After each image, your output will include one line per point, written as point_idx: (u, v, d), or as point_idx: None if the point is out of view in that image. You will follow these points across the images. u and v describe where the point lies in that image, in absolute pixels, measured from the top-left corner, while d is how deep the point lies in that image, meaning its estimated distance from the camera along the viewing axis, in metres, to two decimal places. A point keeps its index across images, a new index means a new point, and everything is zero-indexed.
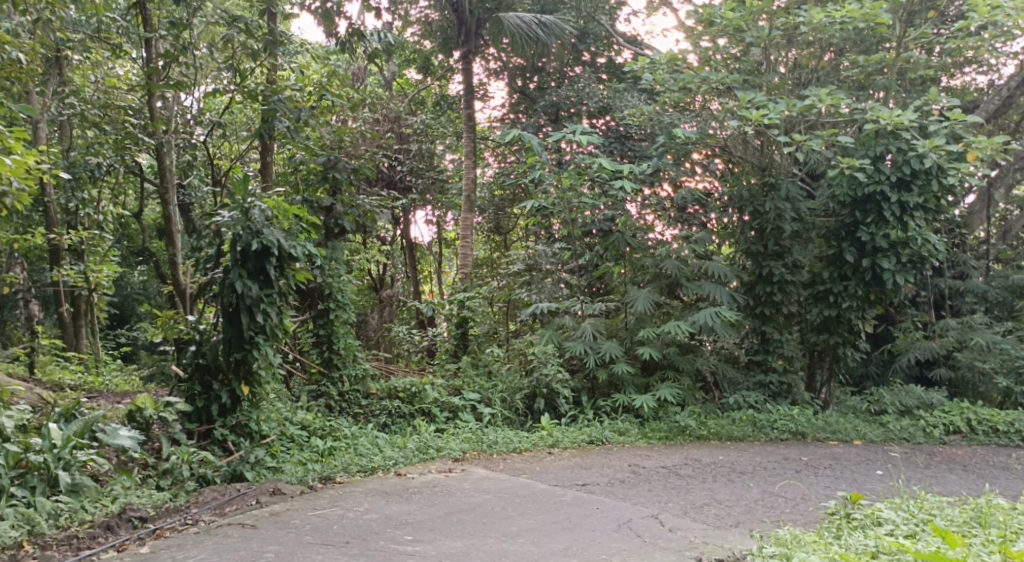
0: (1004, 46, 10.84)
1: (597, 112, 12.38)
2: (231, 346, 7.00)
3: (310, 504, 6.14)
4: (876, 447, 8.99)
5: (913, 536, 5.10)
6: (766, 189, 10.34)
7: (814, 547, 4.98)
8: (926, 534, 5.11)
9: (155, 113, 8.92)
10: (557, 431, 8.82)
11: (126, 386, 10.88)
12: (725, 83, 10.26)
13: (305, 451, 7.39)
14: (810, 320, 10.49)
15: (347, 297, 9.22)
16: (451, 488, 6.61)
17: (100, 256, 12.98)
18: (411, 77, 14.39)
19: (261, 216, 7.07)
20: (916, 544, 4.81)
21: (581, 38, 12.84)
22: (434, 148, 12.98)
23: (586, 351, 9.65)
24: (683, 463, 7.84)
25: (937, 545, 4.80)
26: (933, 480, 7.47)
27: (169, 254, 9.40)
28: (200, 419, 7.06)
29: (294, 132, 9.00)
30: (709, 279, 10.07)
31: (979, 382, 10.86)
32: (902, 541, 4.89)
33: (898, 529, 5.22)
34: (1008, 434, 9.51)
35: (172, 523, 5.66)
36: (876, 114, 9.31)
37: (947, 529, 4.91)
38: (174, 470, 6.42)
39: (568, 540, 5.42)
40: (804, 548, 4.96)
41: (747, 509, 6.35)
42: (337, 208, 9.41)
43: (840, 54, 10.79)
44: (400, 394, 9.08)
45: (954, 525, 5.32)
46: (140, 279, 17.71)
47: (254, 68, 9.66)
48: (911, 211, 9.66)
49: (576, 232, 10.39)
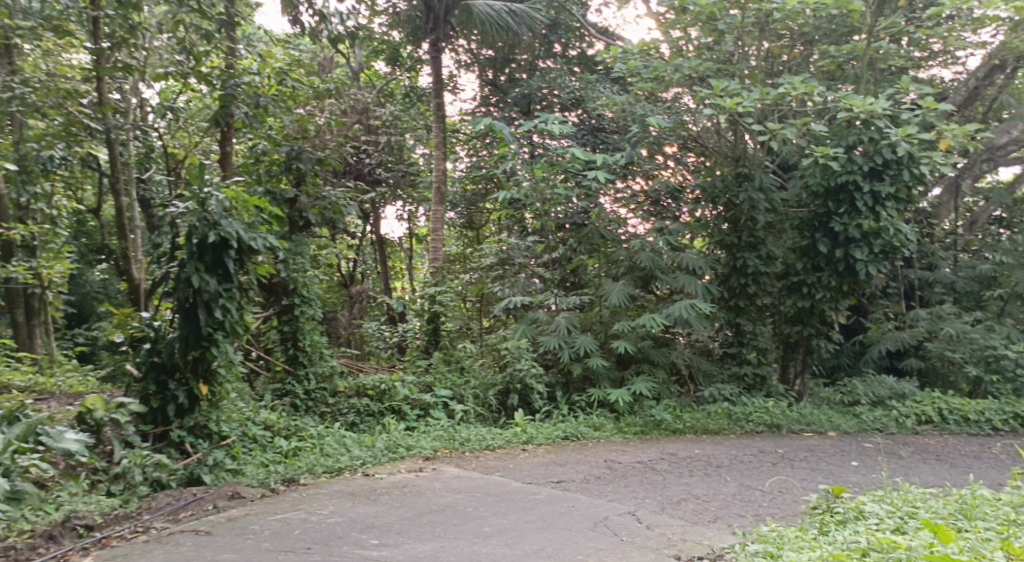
0: (974, 35, 10.74)
1: (570, 104, 12.15)
2: (188, 343, 6.70)
3: (270, 508, 5.86)
4: (851, 439, 8.89)
5: (900, 530, 4.95)
6: (739, 179, 10.20)
7: (800, 544, 4.80)
8: (913, 527, 4.97)
9: (103, 98, 8.62)
10: (530, 427, 8.59)
11: (80, 387, 10.54)
12: (698, 71, 10.08)
13: (268, 452, 7.11)
14: (783, 312, 10.38)
15: (313, 292, 8.91)
16: (420, 488, 6.37)
17: (54, 253, 12.53)
18: (379, 69, 14.06)
19: (218, 206, 6.79)
20: (905, 539, 4.66)
21: (553, 29, 12.57)
22: (404, 140, 12.64)
23: (560, 346, 9.43)
24: (659, 458, 7.66)
25: (928, 539, 4.64)
26: (911, 471, 7.36)
27: (122, 246, 9.06)
28: (155, 421, 6.80)
29: (252, 118, 8.75)
30: (684, 271, 9.94)
31: (950, 372, 10.81)
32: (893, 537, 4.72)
33: (883, 524, 5.06)
34: (979, 423, 9.48)
35: (120, 531, 5.37)
36: (849, 102, 9.19)
37: (938, 524, 4.77)
38: (126, 474, 6.16)
39: (542, 540, 5.20)
40: (791, 546, 4.77)
41: (725, 503, 6.18)
42: (302, 200, 9.21)
43: (811, 43, 10.68)
44: (369, 392, 8.82)
45: (939, 518, 5.18)
46: (100, 276, 17.20)
47: (211, 54, 9.33)
48: (883, 201, 9.57)
49: (549, 225, 10.24)
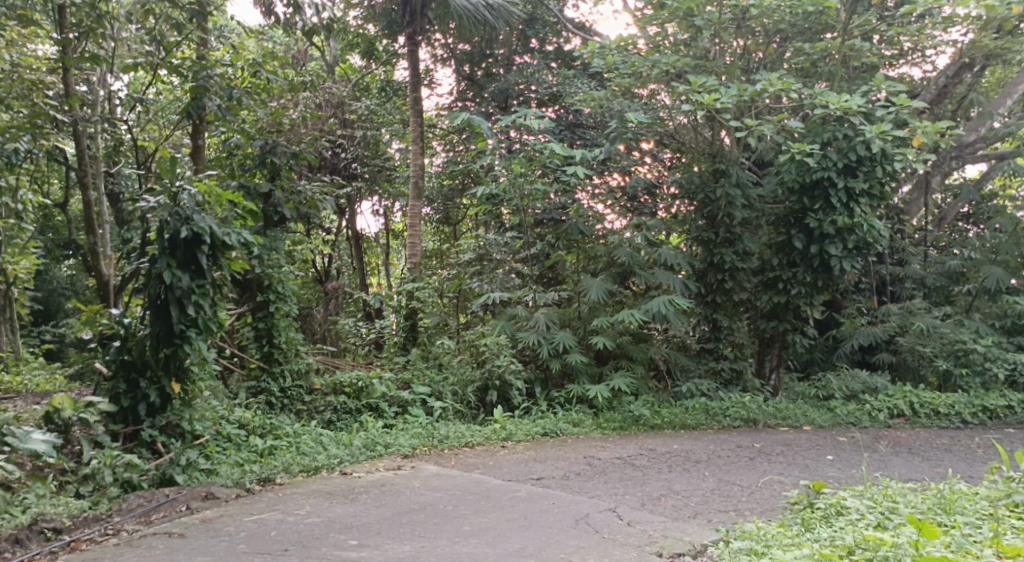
0: (944, 34, 10.82)
1: (548, 100, 12.10)
2: (160, 341, 6.59)
3: (246, 508, 5.75)
4: (826, 433, 8.95)
5: (882, 526, 4.97)
6: (716, 175, 10.18)
7: (785, 541, 4.81)
8: (894, 523, 4.99)
9: (69, 89, 8.44)
10: (509, 424, 8.55)
11: (46, 385, 10.32)
12: (676, 67, 10.04)
13: (243, 451, 6.98)
14: (759, 307, 10.43)
15: (288, 289, 8.78)
16: (398, 487, 6.29)
17: (20, 248, 12.28)
18: (353, 63, 13.89)
19: (190, 201, 6.63)
20: (889, 535, 4.68)
21: (530, 24, 12.55)
22: (380, 135, 12.56)
23: (539, 342, 9.39)
24: (637, 454, 7.65)
25: (911, 534, 4.68)
26: (887, 465, 7.41)
27: (89, 241, 8.83)
28: (126, 420, 6.64)
29: (226, 111, 8.58)
30: (662, 267, 9.96)
31: (921, 366, 10.93)
32: (877, 533, 4.74)
33: (864, 519, 5.08)
34: (949, 417, 9.60)
35: (91, 534, 5.25)
36: (826, 99, 9.20)
37: (921, 520, 4.80)
38: (95, 475, 6.03)
39: (523, 539, 5.15)
40: (775, 544, 4.78)
41: (704, 499, 6.17)
42: (277, 195, 9.09)
43: (786, 40, 10.72)
44: (346, 389, 8.72)
45: (919, 513, 5.21)
46: (67, 272, 16.89)
47: (183, 44, 9.14)
48: (857, 197, 9.63)
49: (528, 221, 10.21)
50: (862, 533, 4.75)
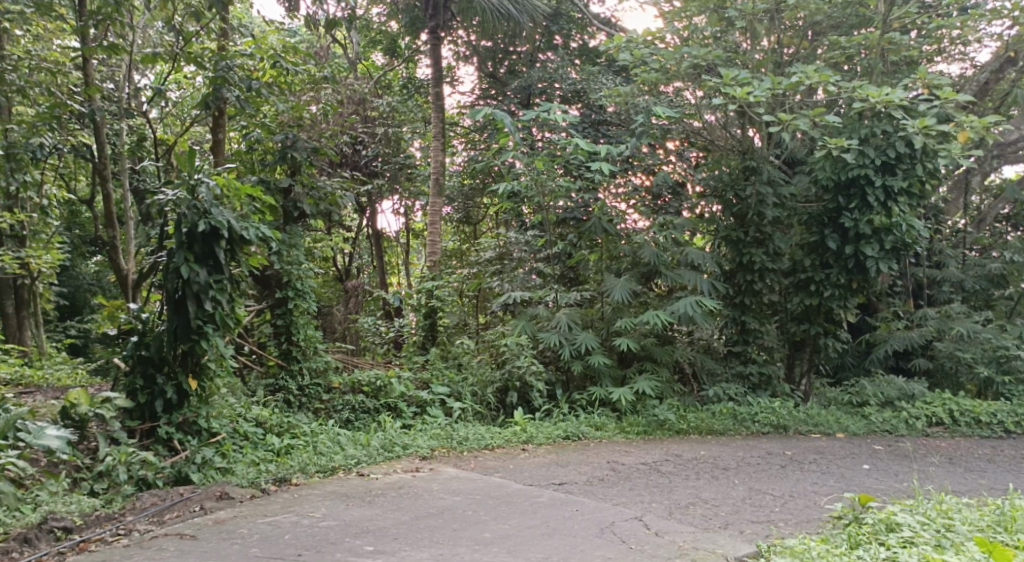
0: (986, 26, 10.47)
1: (572, 96, 11.89)
2: (177, 337, 6.45)
3: (260, 510, 5.59)
4: (859, 440, 8.64)
5: (939, 545, 4.72)
6: (746, 173, 9.93)
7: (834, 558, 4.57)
8: (953, 543, 4.74)
9: (89, 78, 8.33)
10: (531, 426, 8.33)
11: (66, 380, 10.30)
12: (708, 60, 9.75)
13: (259, 450, 6.83)
14: (789, 310, 10.13)
15: (307, 285, 8.69)
16: (418, 490, 6.11)
17: (44, 243, 12.31)
18: (375, 59, 13.85)
19: (209, 195, 6.53)
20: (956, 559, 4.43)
21: (554, 20, 12.21)
22: (401, 132, 12.16)
23: (561, 342, 9.16)
24: (664, 460, 7.41)
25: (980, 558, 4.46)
26: (928, 476, 7.10)
27: (109, 235, 8.74)
28: (142, 416, 6.51)
29: (244, 102, 8.45)
30: (689, 267, 9.69)
31: (959, 373, 10.56)
32: (942, 555, 4.52)
33: (919, 538, 4.82)
34: (990, 426, 9.24)
35: (100, 534, 5.12)
36: (865, 92, 8.91)
37: (989, 543, 4.57)
38: (110, 472, 5.91)
39: (548, 548, 4.94)
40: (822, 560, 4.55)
41: (735, 508, 5.92)
42: (296, 190, 8.93)
43: (820, 35, 10.32)
44: (364, 388, 8.57)
45: (978, 531, 4.95)
46: (93, 268, 16.99)
47: (201, 35, 9.01)
48: (896, 196, 9.29)
49: (550, 219, 10.01)
50: (926, 556, 4.53)
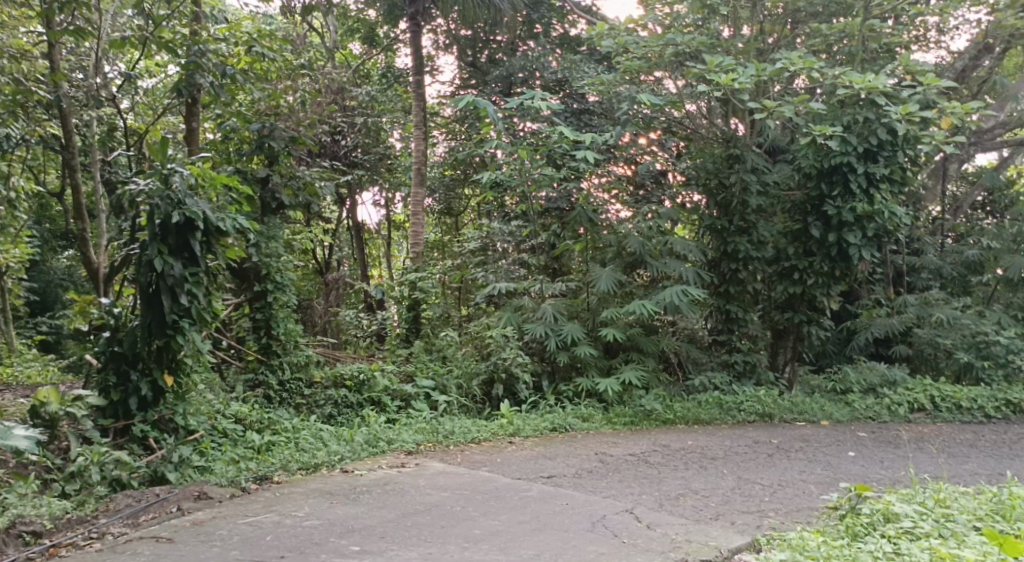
0: (964, 13, 10.49)
1: (553, 84, 11.75)
2: (152, 332, 6.26)
3: (240, 510, 5.41)
4: (844, 428, 8.59)
5: (941, 536, 4.66)
6: (730, 161, 9.85)
7: (836, 551, 4.49)
8: (957, 533, 4.68)
9: (54, 64, 8.04)
10: (517, 418, 8.19)
11: (37, 378, 10.01)
12: (692, 47, 9.59)
13: (239, 447, 6.62)
14: (774, 298, 10.06)
15: (287, 278, 8.44)
16: (402, 486, 5.95)
17: (12, 237, 11.99)
18: (354, 49, 13.68)
19: (182, 185, 6.33)
20: (965, 552, 4.37)
21: (535, 8, 12.07)
22: (381, 122, 12.01)
23: (546, 334, 9.02)
24: (652, 450, 7.30)
25: (989, 550, 4.41)
26: (917, 462, 7.05)
27: (79, 228, 8.45)
28: (116, 415, 6.30)
29: (219, 88, 8.23)
30: (674, 256, 9.59)
31: (938, 359, 10.56)
32: (946, 548, 4.48)
33: (919, 528, 4.76)
34: (972, 411, 9.23)
35: (73, 538, 4.95)
36: (848, 78, 8.80)
37: (996, 534, 4.51)
38: (82, 473, 5.68)
39: (538, 544, 4.81)
40: (824, 553, 4.46)
41: (725, 499, 5.82)
42: (274, 179, 8.79)
43: (799, 23, 10.35)
44: (347, 383, 8.42)
45: (977, 520, 4.90)
46: (64, 262, 16.69)
47: (174, 22, 8.76)
48: (877, 183, 9.24)
49: (534, 208, 9.89)
50: (928, 549, 4.48)
